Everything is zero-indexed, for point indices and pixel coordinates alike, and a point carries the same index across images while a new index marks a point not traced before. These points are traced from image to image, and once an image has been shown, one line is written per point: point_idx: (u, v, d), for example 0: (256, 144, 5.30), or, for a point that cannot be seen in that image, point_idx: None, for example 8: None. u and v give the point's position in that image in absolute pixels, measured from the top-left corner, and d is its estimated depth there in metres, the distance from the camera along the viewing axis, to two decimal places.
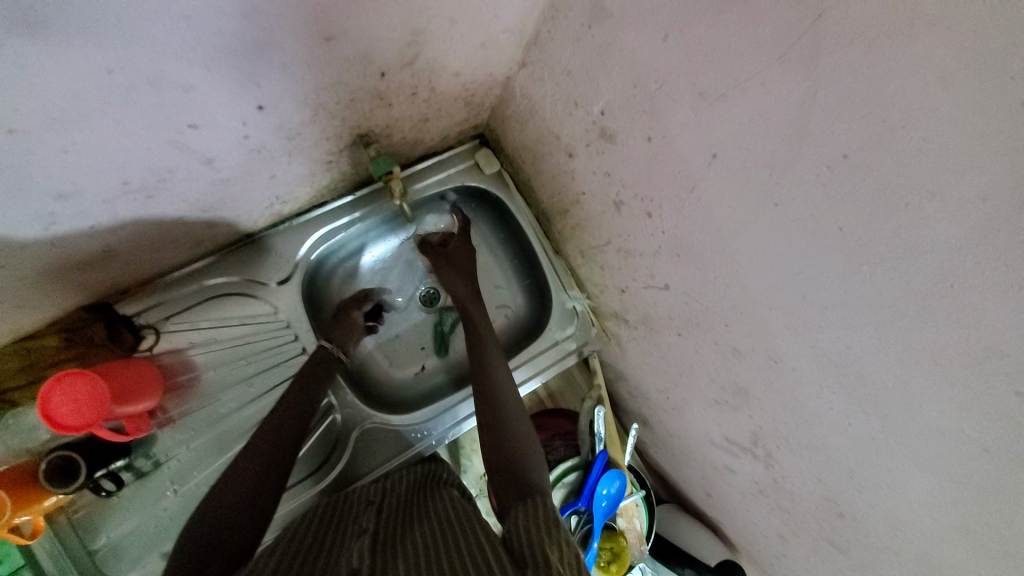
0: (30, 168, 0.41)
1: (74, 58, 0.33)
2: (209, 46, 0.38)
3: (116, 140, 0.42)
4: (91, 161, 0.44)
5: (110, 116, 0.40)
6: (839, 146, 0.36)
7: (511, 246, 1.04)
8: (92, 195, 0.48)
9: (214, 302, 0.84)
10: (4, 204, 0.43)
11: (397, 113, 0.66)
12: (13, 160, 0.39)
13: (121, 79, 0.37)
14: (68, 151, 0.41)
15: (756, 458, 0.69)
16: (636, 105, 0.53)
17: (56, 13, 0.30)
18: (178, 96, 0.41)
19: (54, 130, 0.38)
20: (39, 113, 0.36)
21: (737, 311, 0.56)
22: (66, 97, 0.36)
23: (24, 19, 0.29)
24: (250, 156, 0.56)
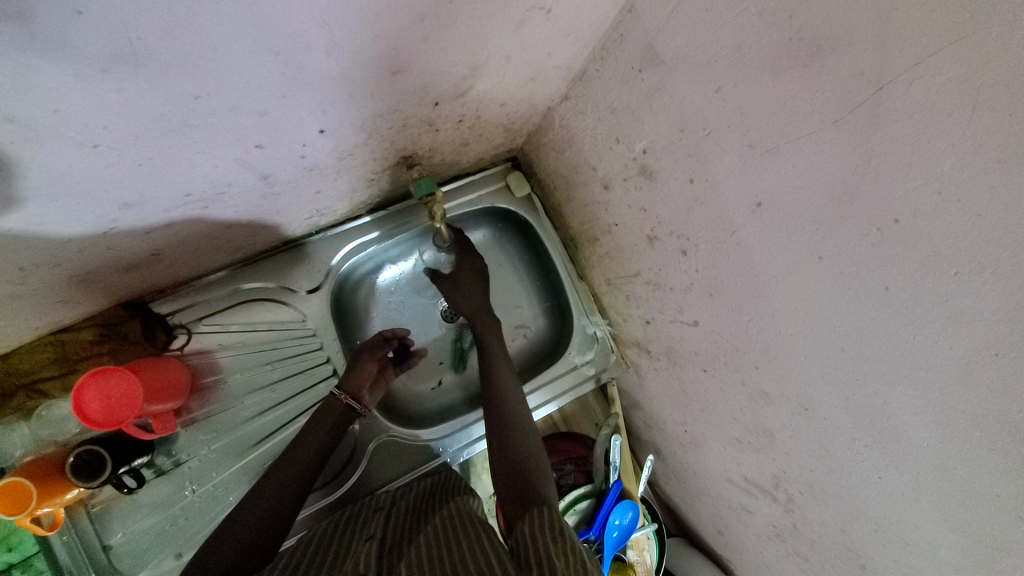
0: (107, 181, 0.43)
1: (169, 85, 0.35)
2: (286, 75, 0.40)
3: (188, 156, 0.45)
4: (162, 175, 0.46)
5: (189, 136, 0.42)
6: (890, 210, 0.37)
7: (535, 268, 1.05)
8: (155, 205, 0.51)
9: (245, 306, 0.86)
10: (76, 212, 0.45)
11: (442, 137, 0.68)
12: (95, 173, 0.41)
13: (205, 104, 0.39)
14: (143, 166, 0.43)
15: (776, 501, 0.68)
16: (680, 148, 0.55)
17: (160, 48, 0.32)
18: (253, 120, 0.44)
19: (137, 147, 0.40)
20: (126, 133, 0.38)
21: (769, 355, 0.57)
22: (153, 119, 0.38)
23: (136, 54, 0.31)
24: (303, 174, 0.58)
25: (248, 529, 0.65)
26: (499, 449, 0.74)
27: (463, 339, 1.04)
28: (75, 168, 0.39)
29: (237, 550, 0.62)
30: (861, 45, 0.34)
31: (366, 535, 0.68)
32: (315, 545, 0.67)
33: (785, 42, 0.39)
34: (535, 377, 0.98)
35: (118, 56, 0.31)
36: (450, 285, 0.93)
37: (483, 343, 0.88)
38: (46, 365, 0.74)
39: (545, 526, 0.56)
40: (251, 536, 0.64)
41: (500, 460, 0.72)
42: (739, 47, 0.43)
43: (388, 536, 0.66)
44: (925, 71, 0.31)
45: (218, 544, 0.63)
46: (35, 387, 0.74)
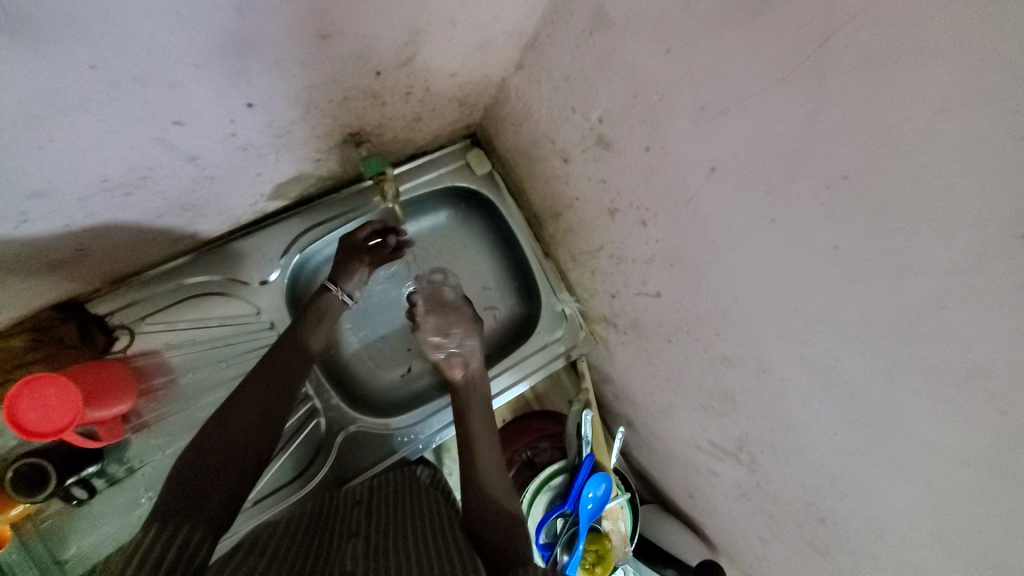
0: (1, 168, 0.38)
1: (56, 53, 0.31)
2: (199, 41, 0.36)
3: (97, 137, 0.41)
4: (68, 159, 0.41)
5: (92, 114, 0.38)
6: (839, 167, 0.36)
7: (500, 248, 1.03)
8: (70, 193, 0.46)
9: (193, 302, 0.81)
10: None
11: (390, 112, 0.64)
12: None
13: (103, 75, 0.35)
14: (45, 148, 0.39)
15: (740, 462, 0.70)
16: (634, 114, 0.53)
17: (36, 6, 0.28)
18: (164, 93, 0.40)
19: (29, 127, 0.36)
20: (14, 111, 0.34)
21: (728, 321, 0.57)
22: (43, 95, 0.34)
23: (6, 15, 0.27)
24: (237, 154, 0.54)
25: None
26: None
27: None
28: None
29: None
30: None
31: (348, 531, 0.66)
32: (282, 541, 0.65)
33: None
34: (505, 358, 0.97)
35: None
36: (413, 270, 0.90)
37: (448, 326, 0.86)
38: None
39: None
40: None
41: None
42: (687, 4, 0.41)
43: (371, 531, 0.64)
44: (870, 19, 0.31)
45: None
46: None
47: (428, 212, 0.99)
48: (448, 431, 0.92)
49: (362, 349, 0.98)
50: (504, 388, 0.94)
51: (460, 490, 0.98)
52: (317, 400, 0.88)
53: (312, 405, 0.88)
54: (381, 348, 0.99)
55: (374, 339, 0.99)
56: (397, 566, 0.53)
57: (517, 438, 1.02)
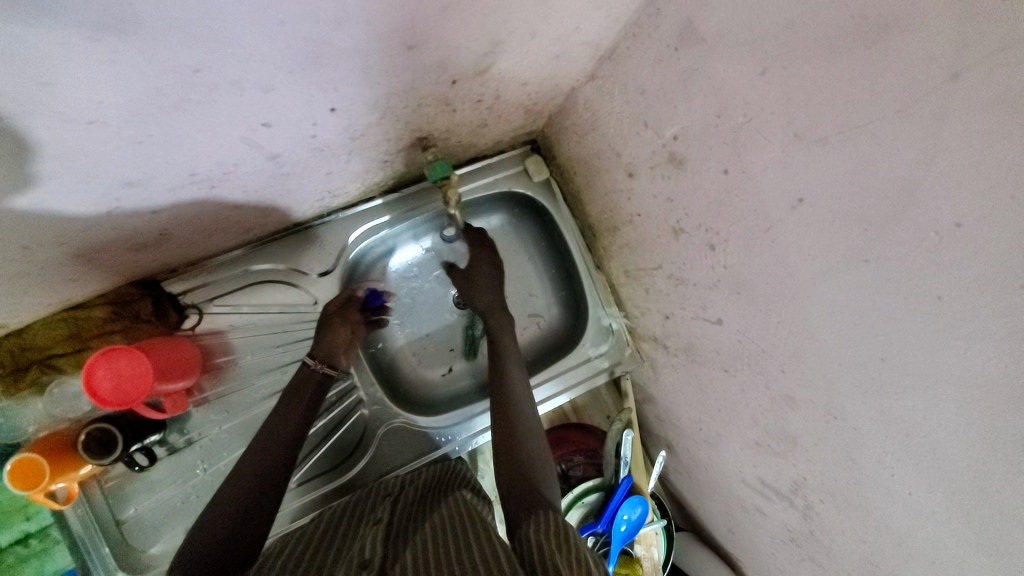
0: (105, 159, 0.41)
1: (165, 56, 0.33)
2: (294, 49, 0.37)
3: (192, 135, 0.43)
4: (163, 153, 0.44)
5: (190, 113, 0.40)
6: (953, 213, 0.33)
7: (551, 256, 1.02)
8: (160, 184, 0.49)
9: (257, 288, 0.85)
10: (76, 189, 0.44)
11: (459, 118, 0.64)
12: (91, 149, 0.39)
13: (205, 78, 0.36)
14: (143, 143, 0.41)
15: (793, 506, 0.66)
16: (715, 135, 0.51)
17: (154, 15, 0.29)
18: (257, 96, 0.41)
19: (133, 123, 0.38)
20: (122, 107, 0.36)
21: (797, 359, 0.54)
22: (149, 94, 0.36)
23: (128, 22, 0.29)
24: (313, 154, 0.56)
25: (247, 507, 0.63)
26: (508, 441, 0.72)
27: (474, 327, 1.00)
28: (70, 146, 0.37)
29: (253, 540, 0.62)
30: (936, 26, 0.30)
31: (374, 519, 0.68)
32: (320, 528, 0.67)
33: (846, 19, 0.35)
34: (547, 368, 0.96)
35: (105, 24, 0.28)
36: (463, 274, 0.91)
37: (495, 333, 0.85)
38: (58, 345, 0.73)
39: (550, 529, 0.54)
40: (260, 514, 0.63)
41: (507, 452, 0.71)
42: (792, 24, 0.38)
43: (395, 521, 0.65)
44: (1013, 57, 0.27)
45: (225, 508, 0.62)
46: (50, 363, 0.74)
47: (483, 215, 0.99)
48: (486, 435, 0.92)
49: (408, 345, 0.99)
50: (544, 398, 0.93)
51: (492, 495, 0.98)
52: (362, 390, 0.90)
53: (358, 396, 0.90)
54: (427, 345, 1.00)
55: (421, 336, 1.00)
56: (411, 553, 0.54)
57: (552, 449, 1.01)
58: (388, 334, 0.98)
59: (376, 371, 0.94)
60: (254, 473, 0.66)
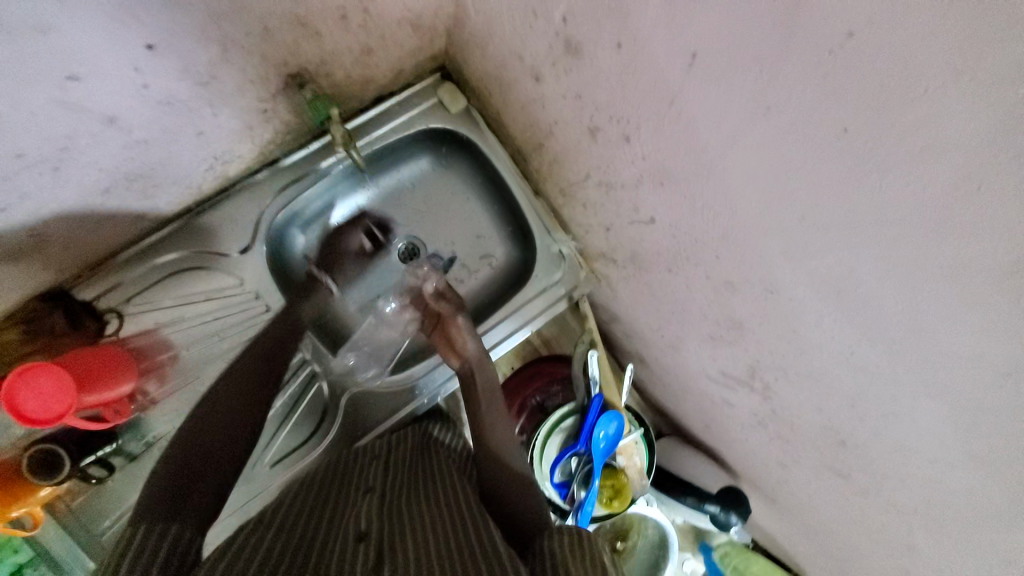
0: None
1: None
2: None
3: None
4: None
5: None
6: (844, 21, 0.29)
7: (490, 192, 0.96)
8: None
9: (175, 280, 0.79)
10: None
11: (331, 43, 0.57)
12: None
13: None
14: None
15: (754, 391, 0.67)
16: (600, 6, 0.45)
17: None
18: (39, 42, 0.36)
19: None
20: None
21: (727, 239, 0.51)
22: None
23: None
24: (162, 110, 0.50)
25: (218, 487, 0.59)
26: None
27: None
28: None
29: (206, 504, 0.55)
30: None
31: (365, 488, 0.67)
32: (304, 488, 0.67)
33: None
34: (503, 306, 0.94)
35: None
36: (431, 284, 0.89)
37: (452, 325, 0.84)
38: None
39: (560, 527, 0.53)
40: (214, 472, 0.59)
41: None
42: None
43: (387, 491, 0.65)
44: None
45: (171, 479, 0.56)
46: None
47: (408, 160, 0.93)
48: (449, 381, 0.89)
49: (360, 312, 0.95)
50: (503, 338, 0.91)
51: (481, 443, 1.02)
52: (315, 362, 0.88)
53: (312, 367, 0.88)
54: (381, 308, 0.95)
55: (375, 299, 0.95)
56: (409, 530, 0.54)
57: (528, 384, 1.02)
58: None
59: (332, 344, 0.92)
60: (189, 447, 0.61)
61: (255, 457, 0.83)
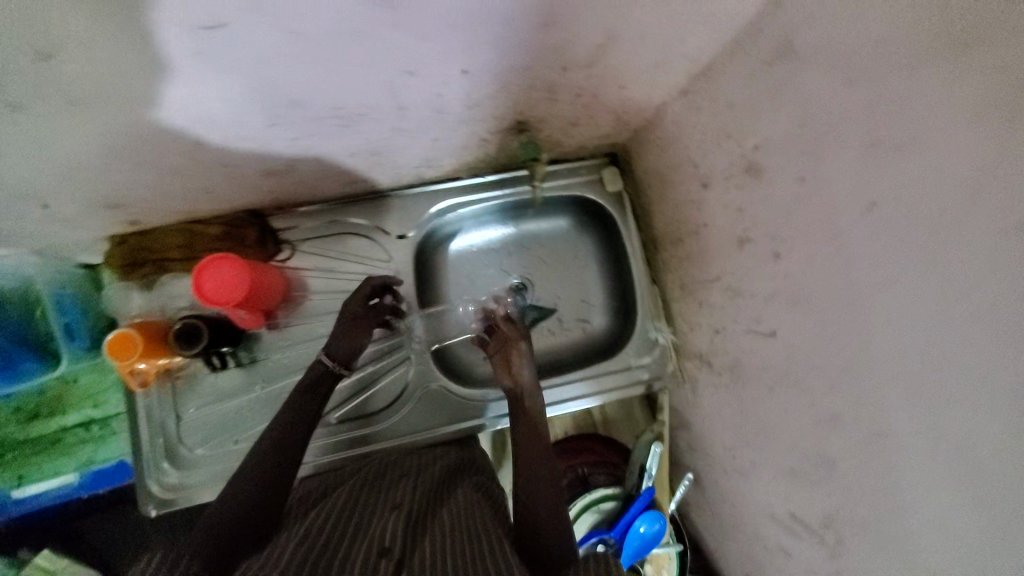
0: (294, 75, 0.51)
1: None
2: (456, 19, 0.47)
3: (356, 68, 0.52)
4: (328, 80, 0.53)
5: (365, 45, 0.48)
6: (1019, 213, 0.35)
7: (609, 266, 1.06)
8: (313, 110, 0.58)
9: (342, 238, 0.95)
10: (256, 94, 0.53)
11: (557, 109, 0.72)
12: (288, 62, 0.48)
13: (390, 18, 0.45)
14: (319, 66, 0.50)
15: (821, 543, 0.65)
16: (796, 145, 0.55)
17: None
18: (417, 46, 0.50)
19: (327, 43, 0.46)
20: (326, 26, 0.44)
21: (847, 373, 0.55)
22: (349, 21, 0.44)
23: None
24: (431, 114, 0.66)
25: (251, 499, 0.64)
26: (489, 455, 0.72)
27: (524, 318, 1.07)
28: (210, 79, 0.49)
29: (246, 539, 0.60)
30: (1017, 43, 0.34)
31: (390, 501, 0.69)
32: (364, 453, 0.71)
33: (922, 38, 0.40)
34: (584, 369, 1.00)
35: None
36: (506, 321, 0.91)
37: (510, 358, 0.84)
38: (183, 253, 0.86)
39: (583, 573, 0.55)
40: (250, 496, 0.65)
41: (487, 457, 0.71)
42: (881, 43, 0.43)
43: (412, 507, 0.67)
44: None
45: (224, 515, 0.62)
46: (161, 264, 0.87)
47: (552, 216, 1.06)
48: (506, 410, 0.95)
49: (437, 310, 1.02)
50: (572, 398, 0.98)
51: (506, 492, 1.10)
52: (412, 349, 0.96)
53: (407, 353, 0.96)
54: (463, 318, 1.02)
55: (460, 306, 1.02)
56: (428, 552, 0.56)
57: (578, 454, 1.02)
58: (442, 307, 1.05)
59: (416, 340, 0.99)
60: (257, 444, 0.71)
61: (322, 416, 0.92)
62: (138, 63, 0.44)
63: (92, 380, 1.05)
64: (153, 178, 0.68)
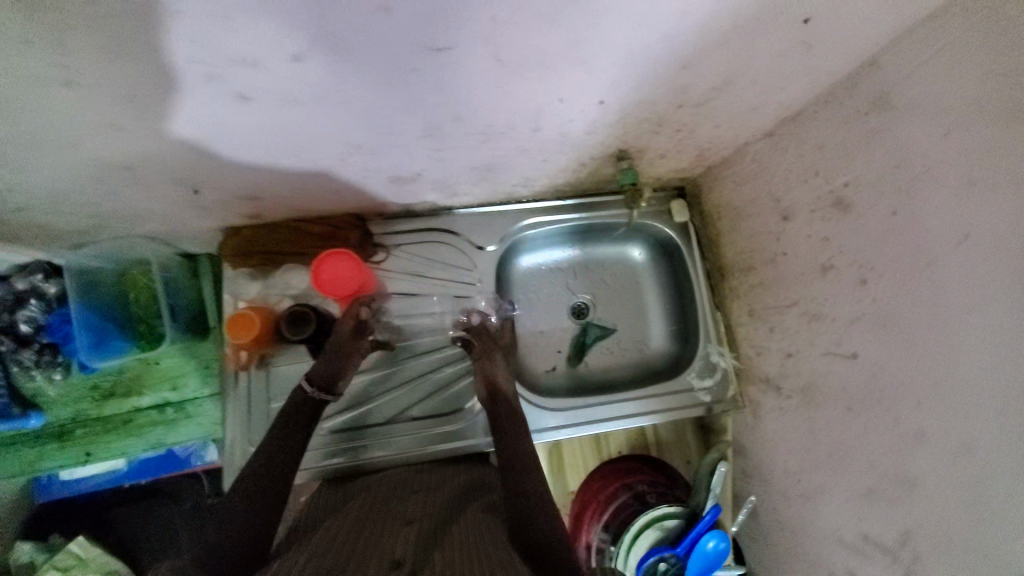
0: (478, 96, 0.60)
1: (577, 28, 0.50)
2: (614, 57, 0.56)
3: (529, 94, 0.61)
4: (500, 100, 0.62)
5: (543, 76, 0.58)
6: None
7: (670, 292, 1.13)
8: (477, 124, 0.67)
9: (431, 246, 1.02)
10: (438, 108, 0.61)
11: (657, 142, 0.81)
12: (482, 85, 0.58)
13: (575, 52, 0.54)
14: (499, 88, 0.59)
15: (896, 562, 0.68)
16: (889, 183, 0.63)
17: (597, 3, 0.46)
18: (583, 76, 0.59)
19: (522, 71, 0.56)
20: (528, 55, 0.53)
21: (936, 389, 0.60)
22: (542, 53, 0.53)
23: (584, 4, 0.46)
24: (554, 137, 0.74)
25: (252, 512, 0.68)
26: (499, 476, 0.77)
27: (587, 335, 1.13)
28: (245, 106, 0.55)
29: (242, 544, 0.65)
30: None
31: (404, 518, 0.72)
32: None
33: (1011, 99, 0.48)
34: (645, 388, 1.05)
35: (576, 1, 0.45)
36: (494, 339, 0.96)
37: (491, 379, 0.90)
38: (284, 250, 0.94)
39: None
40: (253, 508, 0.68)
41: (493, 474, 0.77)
42: (977, 101, 0.52)
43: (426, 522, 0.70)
44: None
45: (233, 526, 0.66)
46: (269, 257, 0.95)
47: (619, 241, 1.14)
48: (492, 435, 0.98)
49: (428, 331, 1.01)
50: (631, 414, 1.02)
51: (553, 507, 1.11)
52: None
53: None
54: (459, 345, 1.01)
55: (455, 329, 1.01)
56: (441, 561, 0.59)
57: (625, 474, 1.06)
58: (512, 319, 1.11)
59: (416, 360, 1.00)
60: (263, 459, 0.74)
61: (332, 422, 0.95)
62: (377, 74, 0.53)
63: (171, 365, 1.07)
64: (300, 176, 0.76)
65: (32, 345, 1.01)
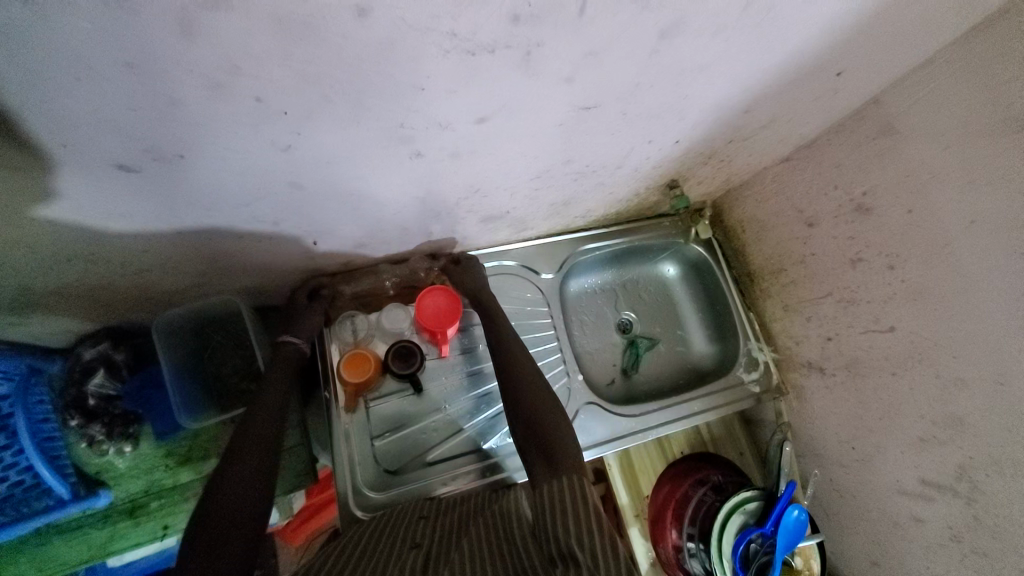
0: (591, 143, 0.74)
1: (686, 86, 0.65)
2: (702, 106, 0.71)
3: (631, 139, 0.76)
4: (607, 145, 0.76)
5: (649, 124, 0.73)
6: None
7: (703, 302, 1.28)
8: (580, 165, 0.80)
9: (501, 277, 1.12)
10: (557, 152, 0.74)
11: (700, 171, 0.98)
12: (604, 133, 0.72)
13: (682, 103, 0.69)
14: (613, 136, 0.73)
15: (957, 497, 0.80)
16: (902, 188, 0.81)
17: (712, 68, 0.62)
18: (675, 122, 0.74)
19: (638, 121, 0.71)
20: (645, 108, 0.68)
21: (968, 341, 0.76)
22: (657, 106, 0.68)
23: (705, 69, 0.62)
24: (629, 172, 0.89)
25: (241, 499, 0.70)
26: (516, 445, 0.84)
27: (638, 347, 1.24)
28: (333, 163, 0.62)
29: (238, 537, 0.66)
30: None
31: (410, 542, 0.78)
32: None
33: (996, 121, 0.69)
34: (697, 388, 1.17)
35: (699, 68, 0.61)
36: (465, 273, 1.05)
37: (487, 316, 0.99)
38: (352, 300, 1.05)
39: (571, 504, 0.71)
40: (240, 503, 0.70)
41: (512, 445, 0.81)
42: (966, 124, 0.72)
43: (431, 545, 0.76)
44: None
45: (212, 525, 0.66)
46: None
47: (653, 261, 1.30)
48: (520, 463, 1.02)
49: (455, 370, 1.06)
50: (684, 415, 1.12)
51: (627, 515, 1.15)
52: (567, 372, 1.10)
53: (563, 375, 1.09)
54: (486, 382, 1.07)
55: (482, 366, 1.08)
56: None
57: (689, 473, 1.15)
58: (573, 338, 1.21)
59: (460, 394, 1.05)
60: (207, 507, 0.69)
61: (363, 471, 0.95)
62: (528, 129, 0.65)
63: None
64: (413, 219, 0.85)
65: (103, 418, 0.94)
